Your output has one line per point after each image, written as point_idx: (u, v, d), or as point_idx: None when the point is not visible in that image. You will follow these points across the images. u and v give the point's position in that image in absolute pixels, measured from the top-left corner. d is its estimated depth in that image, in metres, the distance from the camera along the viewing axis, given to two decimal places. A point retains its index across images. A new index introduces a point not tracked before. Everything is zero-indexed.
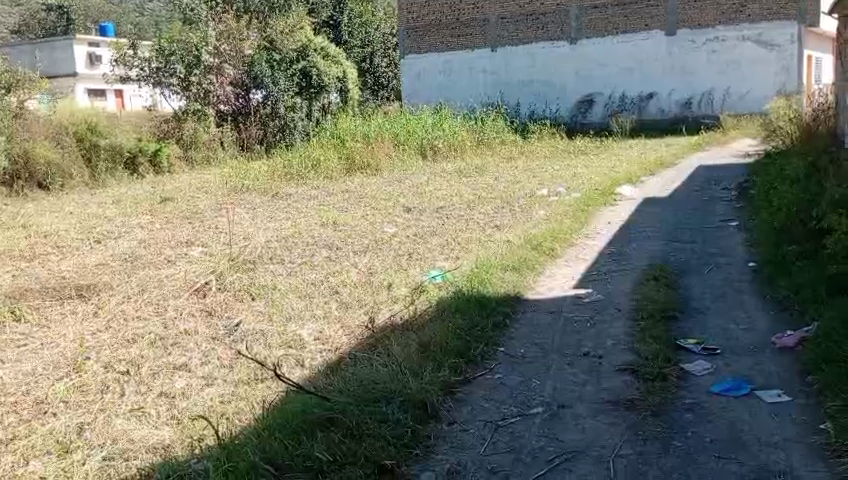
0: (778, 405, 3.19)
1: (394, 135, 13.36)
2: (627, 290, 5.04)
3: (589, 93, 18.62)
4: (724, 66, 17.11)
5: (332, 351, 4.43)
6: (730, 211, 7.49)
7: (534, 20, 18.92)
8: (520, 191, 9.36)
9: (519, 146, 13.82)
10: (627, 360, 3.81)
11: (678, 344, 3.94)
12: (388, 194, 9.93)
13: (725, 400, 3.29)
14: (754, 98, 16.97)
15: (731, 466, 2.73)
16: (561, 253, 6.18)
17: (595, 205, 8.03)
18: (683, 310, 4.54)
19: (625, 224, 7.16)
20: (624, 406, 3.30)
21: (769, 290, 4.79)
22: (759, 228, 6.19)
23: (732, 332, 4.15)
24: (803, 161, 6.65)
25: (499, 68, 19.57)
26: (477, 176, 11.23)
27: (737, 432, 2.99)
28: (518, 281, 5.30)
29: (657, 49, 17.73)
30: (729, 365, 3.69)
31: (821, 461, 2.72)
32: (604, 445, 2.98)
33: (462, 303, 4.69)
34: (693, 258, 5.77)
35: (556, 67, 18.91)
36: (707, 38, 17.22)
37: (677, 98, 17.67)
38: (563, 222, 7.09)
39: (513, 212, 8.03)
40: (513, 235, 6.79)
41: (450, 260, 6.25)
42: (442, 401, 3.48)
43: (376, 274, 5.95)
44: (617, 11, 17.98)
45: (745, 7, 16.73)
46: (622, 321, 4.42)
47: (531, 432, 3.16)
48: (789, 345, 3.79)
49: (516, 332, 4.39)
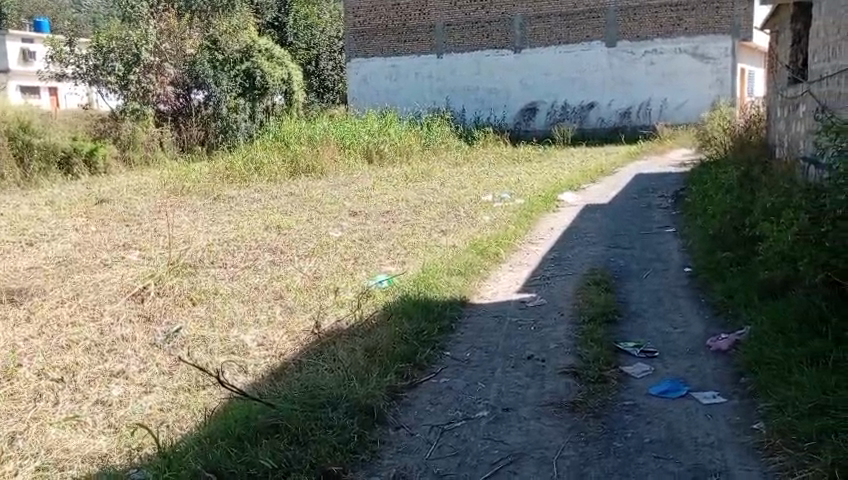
0: (713, 407, 3.31)
1: (339, 139, 13.26)
2: (569, 294, 5.14)
3: (532, 101, 18.95)
4: (662, 77, 17.68)
5: (277, 356, 4.37)
6: (667, 218, 7.74)
7: (480, 28, 19.11)
8: (465, 197, 9.45)
9: (464, 152, 13.97)
10: (569, 363, 3.89)
11: (619, 347, 4.05)
12: (333, 197, 9.88)
13: (663, 401, 3.39)
14: (689, 109, 17.62)
15: (669, 466, 2.82)
16: (506, 258, 6.26)
17: (538, 211, 8.17)
18: (623, 314, 4.66)
19: (568, 230, 7.31)
20: (566, 408, 3.36)
21: (704, 294, 4.97)
22: (695, 235, 6.41)
23: (669, 335, 4.28)
24: (737, 171, 6.93)
25: (444, 74, 19.71)
26: (422, 181, 11.28)
27: (674, 433, 3.08)
28: (464, 285, 5.34)
29: (598, 60, 18.20)
30: (667, 367, 3.81)
31: (754, 460, 2.83)
32: (548, 446, 3.03)
33: (409, 308, 4.69)
34: (632, 264, 5.93)
35: (501, 74, 19.17)
36: (645, 49, 17.79)
37: (617, 108, 18.16)
38: (507, 228, 7.18)
39: (459, 217, 8.09)
40: (459, 240, 6.85)
41: (396, 264, 6.26)
42: (389, 406, 3.48)
43: (322, 279, 5.91)
44: (560, 21, 18.37)
45: (682, 20, 17.38)
46: (565, 324, 4.51)
47: (476, 436, 3.19)
48: (724, 348, 3.93)
49: (461, 336, 4.43)
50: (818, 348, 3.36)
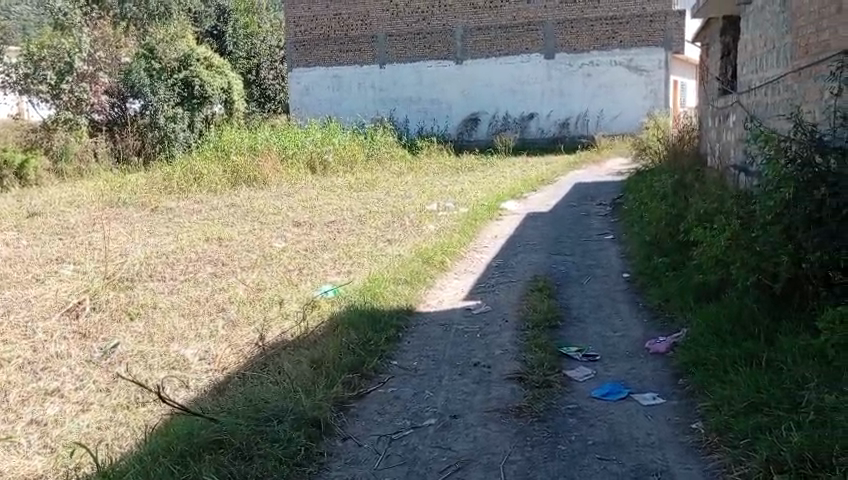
0: (653, 408, 3.40)
1: (281, 148, 13.12)
2: (514, 301, 5.22)
3: (474, 112, 19.19)
4: (598, 88, 18.18)
5: (219, 371, 4.28)
6: (606, 226, 7.94)
7: (422, 39, 19.24)
8: (410, 206, 9.47)
9: (408, 162, 14.01)
10: (515, 369, 3.94)
11: (562, 352, 4.13)
12: (276, 208, 9.77)
13: (605, 404, 3.48)
14: (624, 120, 18.17)
15: (612, 467, 2.89)
16: (451, 266, 6.32)
17: (482, 220, 8.26)
18: (565, 319, 4.76)
19: (510, 239, 7.40)
20: (513, 413, 3.40)
21: (642, 299, 5.12)
22: (633, 241, 6.59)
23: (610, 339, 4.40)
24: (672, 179, 7.17)
25: (387, 84, 19.76)
26: (366, 191, 11.28)
27: (617, 434, 3.16)
28: (410, 294, 5.36)
29: (537, 72, 18.59)
30: (608, 370, 3.90)
31: (693, 458, 2.92)
32: (495, 452, 3.07)
33: (356, 318, 4.66)
34: (573, 270, 6.06)
35: (443, 85, 19.35)
36: (582, 61, 18.26)
37: (556, 119, 18.58)
38: (452, 236, 7.23)
39: (404, 227, 8.09)
40: (405, 250, 6.87)
41: (342, 274, 6.23)
42: (336, 417, 3.45)
43: (265, 290, 5.82)
44: (499, 33, 18.66)
45: (617, 33, 17.94)
46: (509, 331, 4.58)
47: (424, 444, 3.19)
48: (662, 350, 4.06)
49: (408, 344, 4.44)
50: (751, 348, 3.50)
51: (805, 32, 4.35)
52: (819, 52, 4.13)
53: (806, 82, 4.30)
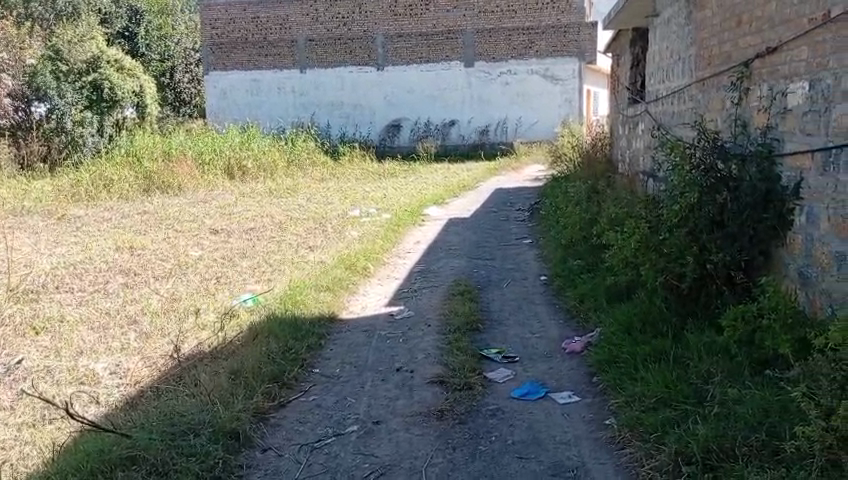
0: (569, 406, 3.50)
1: (197, 153, 12.75)
2: (436, 306, 5.26)
3: (396, 118, 19.28)
4: (516, 97, 18.63)
5: (132, 384, 4.10)
6: (524, 230, 8.12)
7: (343, 44, 19.15)
8: (332, 212, 9.39)
9: (329, 168, 13.91)
10: (436, 372, 3.97)
11: (483, 354, 4.20)
12: (192, 215, 9.48)
13: (525, 404, 3.55)
14: (541, 127, 18.70)
15: (530, 465, 2.95)
16: (373, 272, 6.32)
17: (405, 226, 8.29)
18: (485, 322, 4.83)
19: (432, 244, 7.46)
20: (435, 417, 3.42)
21: (559, 301, 5.26)
22: (550, 244, 6.78)
23: (528, 340, 4.49)
24: (586, 185, 7.42)
25: (308, 89, 19.57)
26: (287, 197, 11.14)
27: (535, 433, 3.24)
28: (333, 301, 5.32)
29: (457, 79, 18.84)
30: (526, 370, 3.99)
31: (607, 453, 3.02)
32: (417, 456, 3.07)
33: (277, 327, 4.58)
34: (493, 274, 6.16)
35: (364, 90, 19.33)
36: (500, 70, 18.63)
37: (476, 126, 18.93)
38: (375, 242, 7.23)
39: (326, 233, 8.01)
40: (326, 256, 6.81)
41: (261, 282, 6.11)
42: (255, 427, 3.38)
43: (180, 300, 5.63)
44: (420, 41, 18.76)
45: (533, 43, 18.40)
46: (431, 335, 4.61)
47: (347, 451, 3.17)
48: (577, 350, 4.19)
49: (330, 352, 4.39)
50: (660, 346, 3.65)
51: (709, 44, 4.59)
52: (720, 63, 4.38)
53: (709, 92, 4.55)
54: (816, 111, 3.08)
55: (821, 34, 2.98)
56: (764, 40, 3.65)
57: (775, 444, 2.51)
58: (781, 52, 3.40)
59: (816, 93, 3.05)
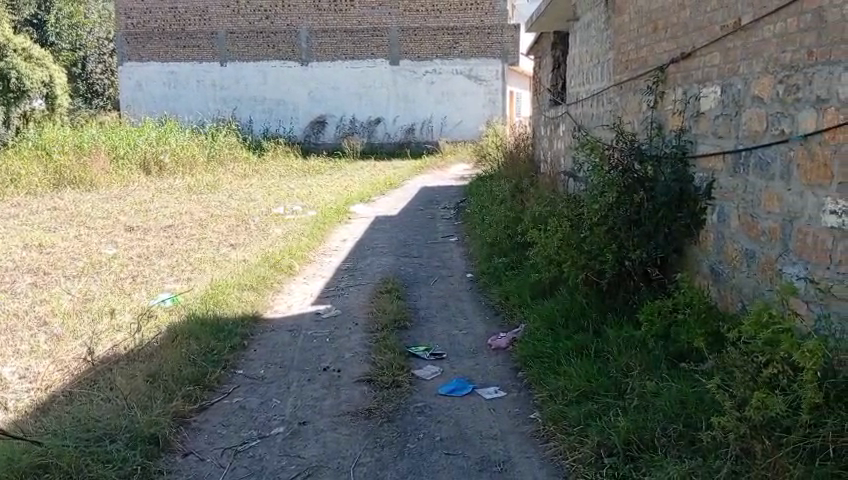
0: (495, 401, 3.55)
1: (111, 147, 12.21)
2: (363, 304, 5.23)
3: (320, 114, 19.06)
4: (441, 96, 18.77)
5: (43, 388, 3.87)
6: (450, 228, 8.19)
7: (265, 38, 18.76)
8: (256, 209, 9.18)
9: (252, 164, 13.63)
10: (364, 371, 3.94)
11: (410, 352, 4.20)
12: (106, 211, 9.07)
13: (451, 400, 3.57)
14: (466, 127, 18.93)
15: (458, 461, 2.97)
16: (299, 270, 6.22)
17: (330, 224, 8.20)
18: (412, 319, 4.83)
19: (359, 242, 7.42)
20: (363, 416, 3.39)
21: (484, 297, 5.33)
22: (476, 241, 6.86)
23: (455, 337, 4.53)
24: (510, 184, 7.54)
25: (229, 83, 19.08)
26: (207, 193, 10.83)
27: (462, 429, 3.26)
28: (257, 300, 5.20)
29: (383, 77, 18.80)
30: (453, 367, 4.02)
31: (532, 447, 3.07)
32: (345, 456, 3.04)
33: (197, 328, 4.43)
34: (420, 272, 6.18)
35: (288, 86, 19.02)
36: (426, 69, 18.71)
37: (402, 124, 18.98)
38: (300, 240, 7.13)
39: (249, 230, 7.83)
40: (250, 254, 6.65)
41: (181, 281, 5.91)
42: (176, 432, 3.26)
43: (94, 301, 5.37)
44: (345, 37, 18.59)
45: (458, 44, 18.54)
46: (358, 333, 4.58)
47: (272, 453, 3.10)
48: (502, 346, 4.25)
49: (254, 353, 4.29)
50: (582, 340, 3.75)
51: (627, 48, 4.75)
52: (637, 67, 4.54)
53: (627, 95, 4.71)
54: (728, 114, 3.23)
55: (733, 41, 3.13)
56: (679, 46, 3.80)
57: (691, 434, 2.61)
58: (695, 57, 3.55)
59: (728, 97, 3.20)
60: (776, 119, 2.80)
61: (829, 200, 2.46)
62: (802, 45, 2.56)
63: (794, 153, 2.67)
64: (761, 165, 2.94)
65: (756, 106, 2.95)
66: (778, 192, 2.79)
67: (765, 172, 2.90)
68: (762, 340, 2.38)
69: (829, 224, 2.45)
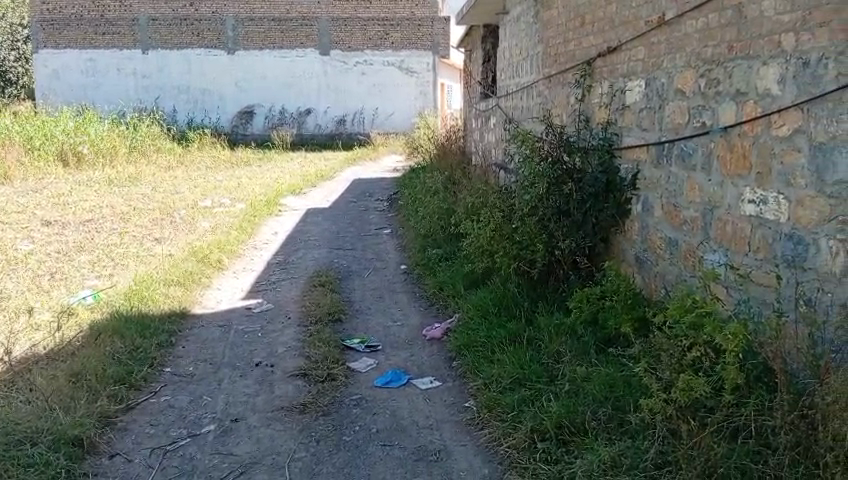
0: (431, 391, 3.57)
1: (25, 138, 11.58)
2: (296, 297, 5.15)
3: (248, 105, 18.59)
4: (372, 87, 18.65)
5: None
6: (383, 220, 8.16)
7: (189, 25, 18.20)
8: (182, 202, 8.89)
9: (177, 156, 13.22)
10: (298, 365, 3.88)
11: (345, 345, 4.17)
12: (20, 205, 8.60)
13: (387, 392, 3.57)
14: (397, 119, 18.90)
15: (394, 452, 2.97)
16: (228, 264, 6.07)
17: (260, 217, 8.03)
18: (347, 312, 4.79)
19: (290, 235, 7.30)
20: (297, 411, 3.35)
21: (419, 289, 5.34)
22: (409, 234, 6.87)
23: (390, 329, 4.52)
24: (442, 175, 7.56)
25: (151, 71, 18.44)
26: (129, 186, 10.41)
27: (398, 420, 3.26)
28: (185, 296, 5.05)
29: (312, 67, 18.53)
30: (389, 358, 4.02)
31: (467, 435, 3.10)
32: (280, 452, 2.99)
33: (121, 326, 4.26)
34: (354, 264, 6.14)
35: (213, 75, 18.50)
36: (356, 60, 18.55)
37: (333, 115, 18.70)
38: (230, 233, 6.95)
39: (175, 224, 7.59)
40: (176, 249, 6.44)
41: (103, 278, 5.66)
42: (101, 433, 3.12)
43: (9, 299, 5.08)
44: (272, 26, 18.22)
45: (388, 35, 18.44)
46: (292, 327, 4.51)
47: (204, 452, 3.02)
48: (438, 336, 4.28)
49: (183, 350, 4.16)
50: (514, 329, 3.81)
51: (555, 42, 4.84)
52: (565, 61, 4.63)
53: (555, 88, 4.81)
54: (651, 107, 3.34)
55: (657, 35, 3.23)
56: (605, 40, 3.90)
57: (620, 417, 2.70)
58: (620, 52, 3.65)
59: (652, 90, 3.31)
60: (697, 112, 2.91)
61: (747, 189, 2.57)
62: (723, 40, 2.67)
63: (714, 145, 2.79)
64: (683, 155, 3.06)
65: (678, 99, 3.06)
66: (700, 183, 2.91)
67: (687, 163, 3.01)
68: (687, 324, 2.50)
69: (748, 212, 2.57)
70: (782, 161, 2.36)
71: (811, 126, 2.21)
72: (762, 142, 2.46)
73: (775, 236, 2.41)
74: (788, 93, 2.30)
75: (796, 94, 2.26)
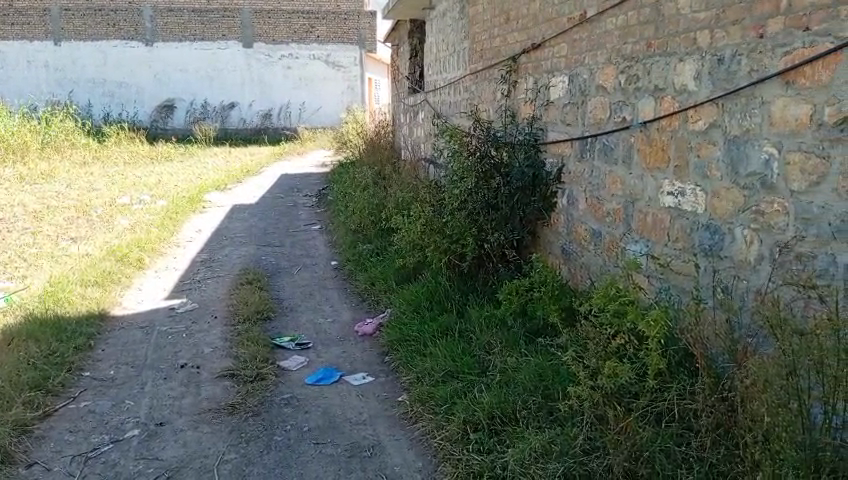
0: (363, 386, 3.55)
1: None
2: (222, 296, 5.02)
3: (167, 98, 17.95)
4: (298, 81, 18.36)
5: None
6: (312, 216, 8.04)
7: (104, 16, 17.42)
8: (99, 200, 8.51)
9: (93, 151, 12.65)
10: (226, 366, 3.78)
11: (275, 343, 4.09)
12: None
13: (318, 390, 3.52)
14: (324, 114, 18.67)
15: (327, 449, 2.93)
16: (149, 264, 5.86)
17: (183, 214, 7.77)
18: (275, 310, 4.70)
19: (215, 232, 7.11)
20: (225, 412, 3.26)
21: (350, 285, 5.30)
22: (339, 230, 6.80)
23: (321, 326, 4.47)
24: (371, 170, 7.51)
25: (64, 63, 17.62)
26: (42, 183, 9.90)
27: (331, 417, 3.22)
28: (104, 297, 4.84)
29: (235, 60, 18.09)
30: (320, 356, 3.97)
31: (401, 429, 3.10)
32: (208, 454, 2.90)
33: (36, 330, 4.04)
34: (283, 261, 6.03)
35: (131, 68, 17.81)
36: (281, 53, 18.23)
37: (257, 109, 18.31)
38: (150, 231, 6.70)
39: (92, 222, 7.25)
40: (93, 248, 6.16)
41: (14, 280, 5.35)
42: (16, 442, 2.96)
43: None
44: (193, 17, 17.66)
45: (314, 28, 18.13)
46: (218, 327, 4.39)
47: (128, 458, 2.90)
48: (369, 332, 4.26)
49: (103, 353, 3.99)
50: (446, 322, 3.83)
51: (480, 37, 4.89)
52: (491, 57, 4.68)
53: (482, 84, 4.86)
54: (574, 103, 3.42)
55: (579, 32, 3.31)
56: (529, 36, 3.96)
57: (550, 405, 2.75)
58: (544, 48, 3.72)
59: (575, 86, 3.39)
60: (618, 107, 3.00)
61: (667, 182, 2.67)
62: (642, 37, 2.75)
63: (634, 139, 2.88)
64: (605, 149, 3.15)
65: (600, 94, 3.14)
66: (621, 176, 3.00)
67: (609, 157, 3.10)
68: (611, 312, 2.59)
69: (667, 204, 2.68)
70: (698, 154, 2.46)
71: (725, 120, 2.30)
72: (680, 136, 2.56)
73: (693, 226, 2.52)
74: (703, 89, 2.40)
75: (711, 90, 2.36)
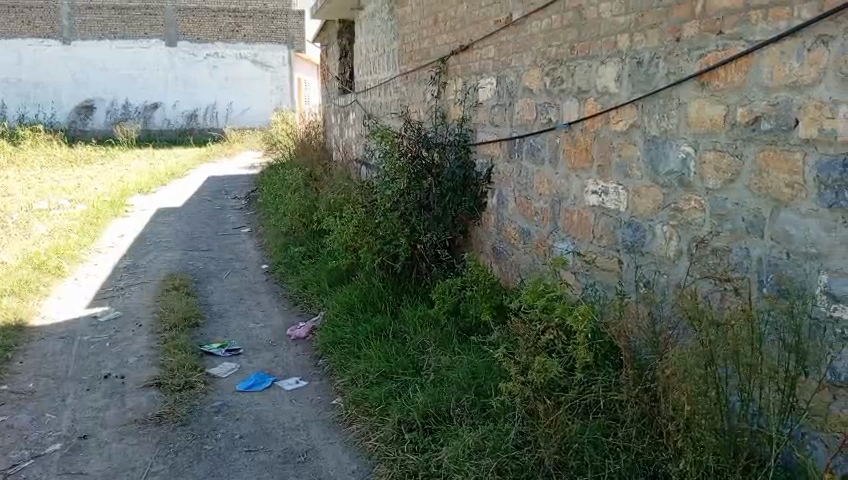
0: (297, 391, 3.51)
1: None
2: (148, 303, 4.86)
3: (86, 99, 17.22)
4: (225, 81, 17.96)
5: None
6: (242, 219, 7.88)
7: (18, 13, 16.64)
8: (13, 205, 8.09)
9: (7, 154, 12.02)
10: (153, 374, 3.66)
11: (204, 350, 3.98)
12: None
13: (250, 396, 3.46)
14: (253, 114, 18.30)
15: (260, 456, 2.88)
16: (69, 271, 5.61)
17: (104, 219, 7.47)
18: (204, 316, 4.58)
19: (139, 237, 6.86)
20: (153, 423, 3.16)
21: (281, 288, 5.21)
22: (269, 233, 6.68)
23: (252, 331, 4.38)
24: (302, 171, 7.42)
25: None
26: None
27: (263, 424, 3.17)
28: (20, 307, 4.60)
29: (158, 59, 17.55)
30: (251, 362, 3.89)
31: (335, 432, 3.07)
32: (135, 466, 2.81)
33: None
34: (211, 265, 5.88)
35: (47, 67, 17.01)
36: (206, 52, 17.80)
37: (182, 110, 17.75)
38: (69, 238, 6.41)
39: (4, 229, 6.88)
40: (7, 256, 5.85)
41: None
42: None
43: None
44: (113, 15, 17.09)
45: (240, 27, 17.85)
46: (144, 335, 4.24)
47: (49, 473, 2.77)
48: (302, 335, 4.20)
49: (20, 366, 3.79)
50: (380, 323, 3.81)
51: (409, 39, 4.91)
52: (420, 59, 4.71)
53: (411, 85, 4.88)
54: (502, 104, 3.47)
55: (505, 35, 3.36)
56: (458, 38, 4.00)
57: (482, 402, 2.78)
58: (472, 50, 3.77)
59: (502, 88, 3.44)
60: (544, 109, 3.06)
61: (591, 181, 2.75)
62: (565, 40, 2.82)
63: (560, 140, 2.95)
64: (532, 150, 3.21)
65: (527, 96, 3.20)
66: (549, 176, 3.07)
67: (537, 157, 3.17)
68: (540, 308, 2.65)
69: (592, 202, 2.76)
70: (620, 154, 2.55)
71: (644, 121, 2.39)
72: (603, 137, 2.64)
73: (616, 223, 2.60)
74: (624, 90, 2.48)
75: (631, 92, 2.44)
